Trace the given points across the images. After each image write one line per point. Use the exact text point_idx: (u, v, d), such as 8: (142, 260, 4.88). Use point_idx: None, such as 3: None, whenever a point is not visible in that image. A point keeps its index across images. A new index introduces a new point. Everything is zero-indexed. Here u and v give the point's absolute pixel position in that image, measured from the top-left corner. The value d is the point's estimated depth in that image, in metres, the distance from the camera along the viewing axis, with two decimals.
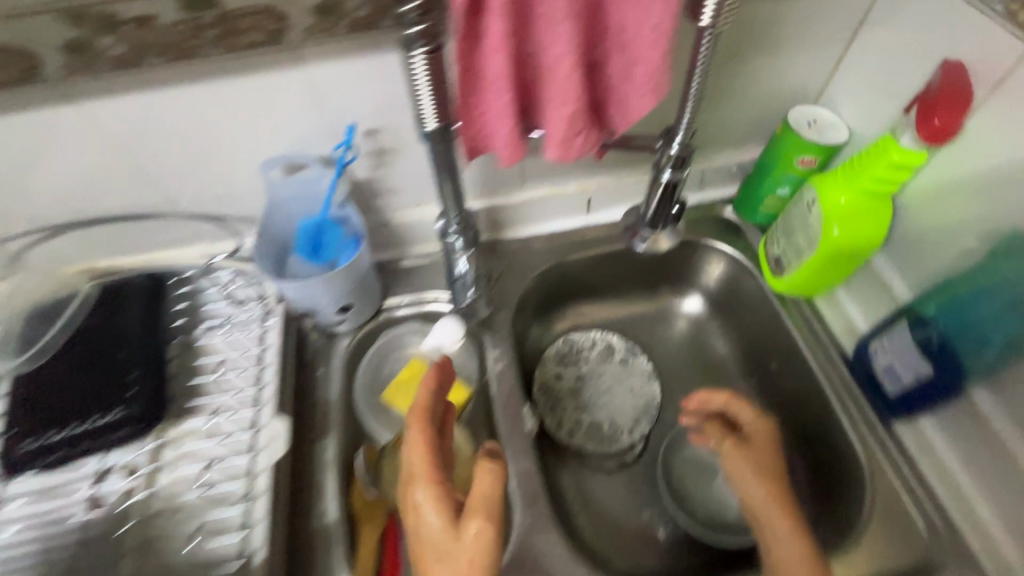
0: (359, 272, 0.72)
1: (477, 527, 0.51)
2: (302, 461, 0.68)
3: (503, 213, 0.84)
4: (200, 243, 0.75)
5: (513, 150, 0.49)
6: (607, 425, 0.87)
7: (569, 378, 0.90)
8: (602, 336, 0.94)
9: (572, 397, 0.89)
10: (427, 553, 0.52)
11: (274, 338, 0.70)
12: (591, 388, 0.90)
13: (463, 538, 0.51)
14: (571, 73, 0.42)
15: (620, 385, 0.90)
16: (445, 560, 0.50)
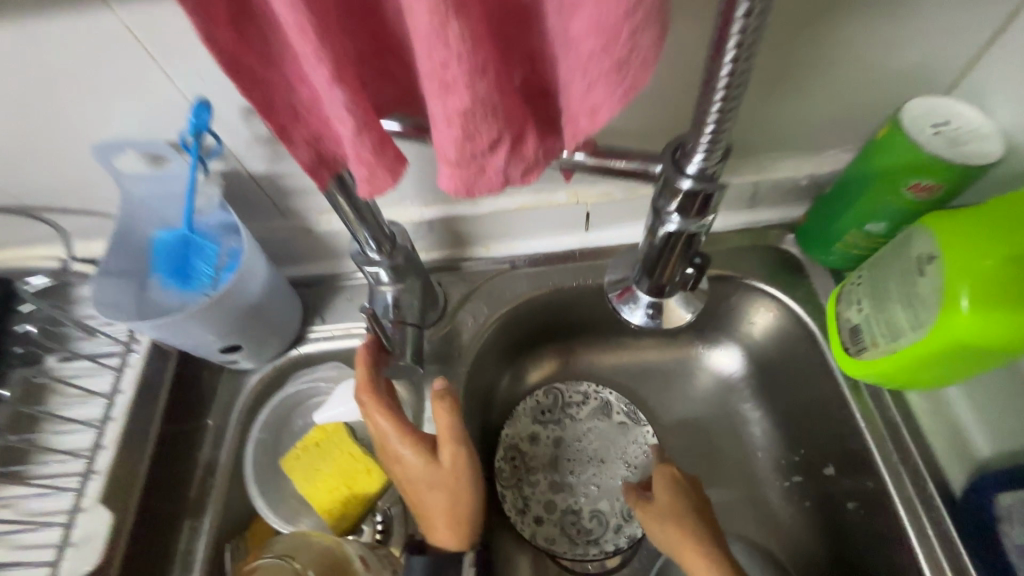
0: (247, 303, 0.53)
1: (453, 454, 0.48)
2: (154, 549, 0.52)
3: (466, 225, 0.61)
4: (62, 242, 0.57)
5: (378, 173, 0.26)
6: (587, 515, 0.64)
7: (546, 443, 0.68)
8: (597, 390, 0.71)
9: (546, 470, 0.66)
10: (414, 485, 0.49)
11: (129, 384, 0.53)
12: (572, 461, 0.67)
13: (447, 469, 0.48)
14: (438, 30, 0.20)
15: (613, 460, 0.67)
16: (437, 489, 0.49)
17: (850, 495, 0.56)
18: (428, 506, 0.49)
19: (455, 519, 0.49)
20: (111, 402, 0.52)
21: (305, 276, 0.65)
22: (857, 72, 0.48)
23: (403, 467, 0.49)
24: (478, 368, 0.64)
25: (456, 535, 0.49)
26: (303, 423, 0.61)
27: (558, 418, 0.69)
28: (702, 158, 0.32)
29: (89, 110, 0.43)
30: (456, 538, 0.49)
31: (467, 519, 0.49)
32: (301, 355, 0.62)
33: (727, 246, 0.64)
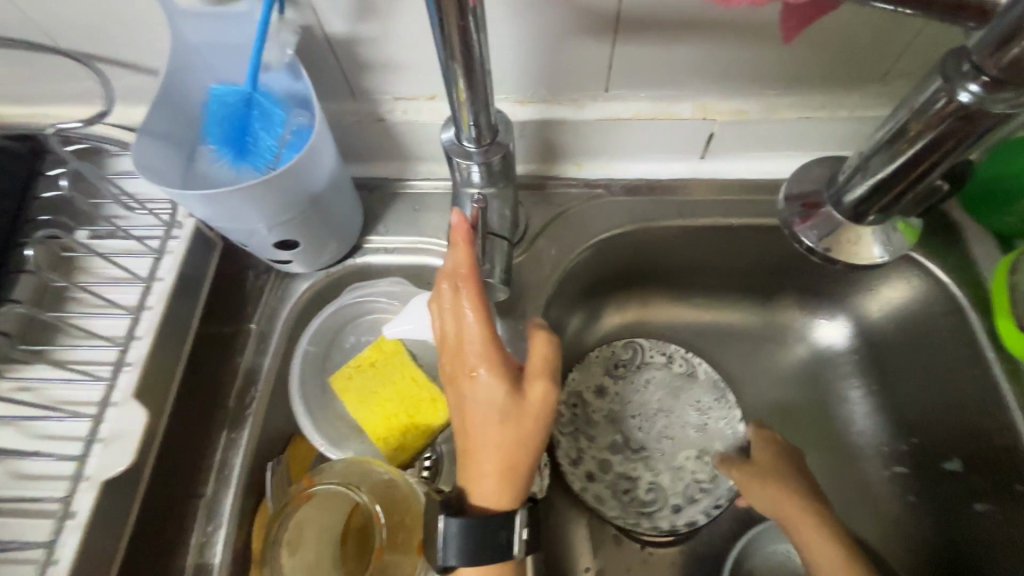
0: (310, 193, 0.45)
1: (541, 394, 0.38)
2: (190, 459, 0.46)
3: (565, 135, 0.52)
4: (95, 103, 0.48)
5: None
6: (645, 486, 0.57)
7: (615, 399, 0.60)
8: (682, 354, 0.62)
9: (610, 429, 0.59)
10: (473, 416, 0.39)
11: (170, 272, 0.46)
12: (640, 423, 0.59)
13: (526, 407, 0.38)
14: None
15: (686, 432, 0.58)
16: (500, 428, 0.38)
17: (983, 497, 0.48)
18: (480, 444, 0.39)
19: (509, 477, 0.39)
20: (149, 288, 0.45)
21: (366, 177, 0.57)
22: None
23: (470, 385, 0.39)
24: (553, 305, 0.56)
25: (501, 493, 0.39)
26: (355, 341, 0.54)
27: (633, 376, 0.61)
28: None
29: None
30: (500, 497, 0.39)
31: (520, 482, 0.39)
32: (357, 266, 0.55)
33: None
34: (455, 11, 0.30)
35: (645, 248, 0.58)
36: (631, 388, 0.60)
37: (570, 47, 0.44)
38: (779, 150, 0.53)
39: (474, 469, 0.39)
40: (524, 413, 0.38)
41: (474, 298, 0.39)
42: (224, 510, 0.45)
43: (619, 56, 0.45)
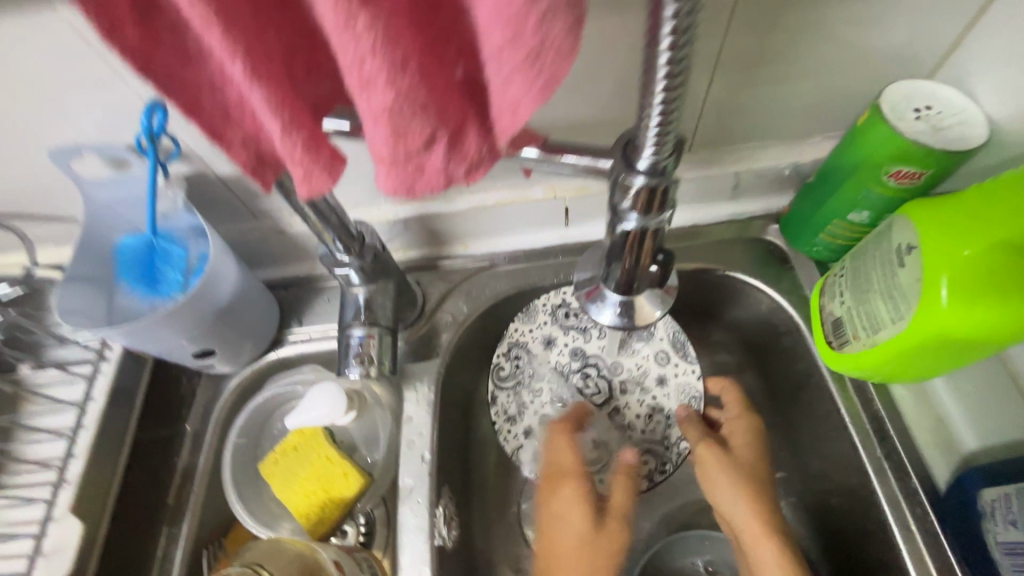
0: (216, 307, 0.52)
1: (617, 527, 0.50)
2: (130, 556, 0.51)
3: (444, 222, 0.61)
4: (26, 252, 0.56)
5: (316, 173, 0.24)
6: (589, 444, 0.59)
7: (563, 350, 0.62)
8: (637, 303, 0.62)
9: (555, 384, 0.62)
10: (558, 552, 0.49)
11: (101, 390, 0.52)
12: (589, 376, 0.61)
13: (607, 529, 0.50)
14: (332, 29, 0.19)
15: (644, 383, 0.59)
16: (588, 549, 0.49)
17: (837, 492, 0.53)
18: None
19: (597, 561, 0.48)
20: (83, 408, 0.52)
21: (282, 278, 0.64)
22: (832, 55, 0.47)
23: (564, 522, 0.51)
24: (455, 369, 0.63)
25: None
26: (283, 426, 0.60)
27: (585, 329, 0.63)
28: (653, 152, 0.26)
29: (47, 112, 0.41)
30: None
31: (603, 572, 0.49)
32: (280, 357, 0.62)
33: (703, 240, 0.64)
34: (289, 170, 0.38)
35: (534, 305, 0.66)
36: (579, 340, 0.62)
37: None
38: None
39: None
40: (605, 534, 0.50)
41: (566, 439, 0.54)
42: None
43: None
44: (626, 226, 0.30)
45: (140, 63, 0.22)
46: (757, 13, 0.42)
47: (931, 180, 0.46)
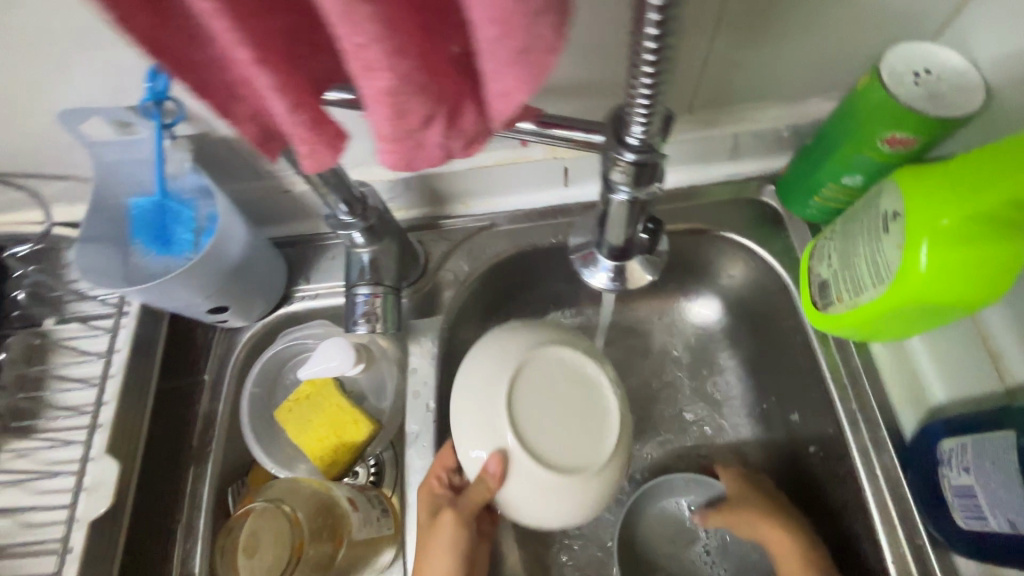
0: (227, 265, 0.54)
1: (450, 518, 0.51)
2: (162, 491, 0.56)
3: (443, 182, 0.62)
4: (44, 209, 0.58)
5: (321, 150, 0.26)
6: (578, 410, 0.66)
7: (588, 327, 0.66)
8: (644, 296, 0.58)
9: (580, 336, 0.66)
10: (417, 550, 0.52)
11: (125, 339, 0.56)
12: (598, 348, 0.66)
13: (444, 536, 0.51)
14: (346, 20, 0.20)
15: (473, 391, 0.48)
16: (427, 553, 0.51)
17: (813, 442, 0.57)
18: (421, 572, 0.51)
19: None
20: (109, 360, 0.55)
21: (287, 236, 0.66)
22: (839, 13, 0.46)
23: (421, 525, 0.53)
24: (457, 324, 0.65)
25: None
26: (294, 377, 0.63)
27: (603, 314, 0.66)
28: (641, 130, 0.27)
29: (57, 73, 0.42)
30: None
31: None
32: (290, 313, 0.65)
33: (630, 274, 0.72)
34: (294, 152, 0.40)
35: (532, 264, 0.67)
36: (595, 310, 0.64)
37: None
38: None
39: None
40: (440, 540, 0.51)
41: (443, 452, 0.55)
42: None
43: None
44: (617, 198, 0.33)
45: (157, 50, 0.23)
46: None
47: (923, 147, 0.47)
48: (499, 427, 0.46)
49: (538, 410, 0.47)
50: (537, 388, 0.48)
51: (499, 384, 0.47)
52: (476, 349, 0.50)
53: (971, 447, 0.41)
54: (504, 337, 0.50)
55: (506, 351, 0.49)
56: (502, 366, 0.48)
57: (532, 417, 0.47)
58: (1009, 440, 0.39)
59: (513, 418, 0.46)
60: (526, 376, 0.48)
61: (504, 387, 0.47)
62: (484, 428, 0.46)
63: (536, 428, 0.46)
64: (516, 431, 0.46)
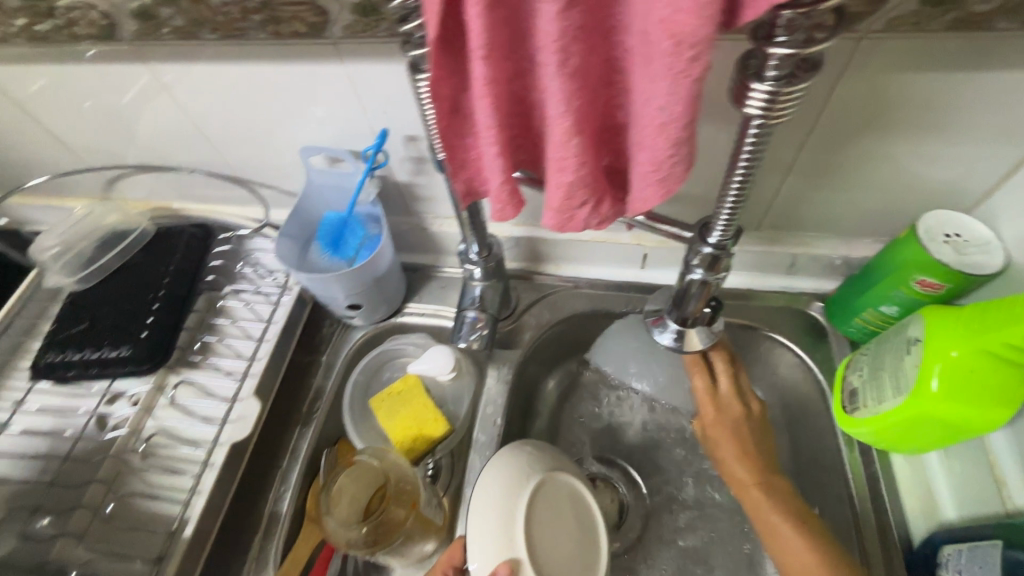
0: (374, 275, 0.70)
1: None
2: (274, 440, 0.70)
3: (545, 246, 0.77)
4: (255, 207, 0.80)
5: (506, 209, 0.41)
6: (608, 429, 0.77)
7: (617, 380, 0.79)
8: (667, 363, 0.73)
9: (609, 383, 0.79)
10: None
11: (283, 314, 0.73)
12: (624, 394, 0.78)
13: None
14: (562, 141, 0.35)
15: (492, 501, 0.52)
16: None
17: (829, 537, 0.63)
18: None
19: None
20: (268, 326, 0.72)
21: (412, 263, 0.83)
22: (889, 180, 0.59)
23: None
24: (529, 362, 0.77)
25: None
26: (389, 375, 0.76)
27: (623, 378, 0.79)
28: (719, 234, 0.41)
29: (317, 123, 0.63)
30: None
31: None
32: (398, 323, 0.80)
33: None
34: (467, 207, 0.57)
35: (600, 326, 0.80)
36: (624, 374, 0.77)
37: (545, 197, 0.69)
38: None
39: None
40: None
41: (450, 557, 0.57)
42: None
43: None
44: (692, 277, 0.46)
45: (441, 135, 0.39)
46: (827, 141, 0.56)
47: (951, 293, 0.57)
48: (513, 537, 0.51)
49: (545, 535, 0.53)
50: (548, 508, 0.54)
51: (520, 495, 0.53)
52: (499, 455, 0.56)
53: (965, 553, 0.48)
54: (529, 451, 0.56)
55: (529, 466, 0.55)
56: (524, 480, 0.54)
57: (542, 539, 0.52)
58: (996, 547, 0.46)
59: (526, 531, 0.51)
60: (541, 494, 0.54)
61: (521, 505, 0.52)
62: (499, 537, 0.51)
63: (544, 544, 0.52)
64: (527, 543, 0.51)
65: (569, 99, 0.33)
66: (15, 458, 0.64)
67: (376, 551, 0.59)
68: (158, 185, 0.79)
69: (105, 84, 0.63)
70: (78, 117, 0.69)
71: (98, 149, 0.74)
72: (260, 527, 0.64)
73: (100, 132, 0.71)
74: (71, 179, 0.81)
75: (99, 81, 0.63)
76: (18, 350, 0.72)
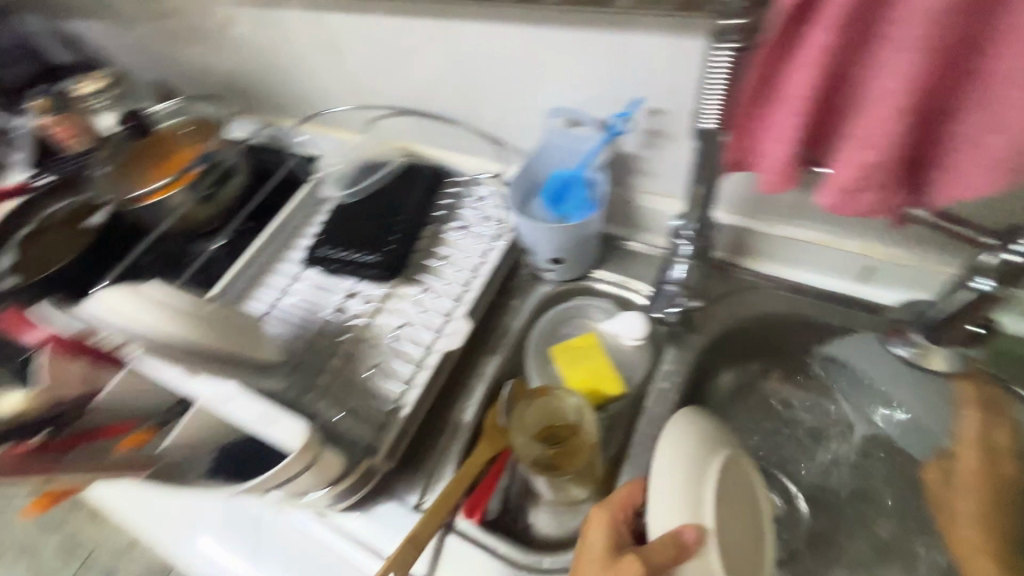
0: (584, 234, 0.76)
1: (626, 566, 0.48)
2: (469, 361, 0.80)
3: (754, 240, 0.76)
4: (479, 157, 0.91)
5: (780, 179, 0.46)
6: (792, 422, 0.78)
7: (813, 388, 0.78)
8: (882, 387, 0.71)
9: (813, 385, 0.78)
10: None
11: (496, 256, 0.82)
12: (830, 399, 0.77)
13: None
14: (881, 120, 0.39)
15: (679, 463, 0.54)
16: None
17: None
18: None
19: None
20: (481, 263, 0.81)
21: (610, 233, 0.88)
22: None
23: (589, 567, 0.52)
24: (710, 351, 0.78)
25: None
26: (567, 331, 0.82)
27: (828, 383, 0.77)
28: None
29: (573, 86, 0.69)
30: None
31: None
32: (583, 285, 0.85)
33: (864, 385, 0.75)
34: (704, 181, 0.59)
35: (795, 332, 0.77)
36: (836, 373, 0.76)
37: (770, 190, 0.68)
38: (914, 289, 0.70)
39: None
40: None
41: (623, 504, 0.57)
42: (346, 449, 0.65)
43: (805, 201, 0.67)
44: None
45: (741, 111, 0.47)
46: None
47: None
48: (698, 505, 0.52)
49: (721, 509, 0.54)
50: (727, 489, 0.55)
51: (705, 464, 0.55)
52: (680, 416, 0.58)
53: None
54: (703, 422, 0.58)
55: (708, 435, 0.57)
56: (706, 450, 0.56)
57: (720, 513, 0.53)
58: None
59: (710, 502, 0.52)
60: (721, 469, 0.55)
61: (706, 472, 0.54)
62: (684, 499, 0.52)
63: (720, 524, 0.53)
64: (710, 516, 0.52)
65: (907, 89, 0.37)
66: (278, 325, 0.80)
67: (535, 471, 0.67)
68: (406, 126, 0.94)
69: (407, 34, 0.76)
70: (370, 61, 0.84)
71: (373, 90, 0.90)
72: (447, 428, 0.75)
73: (384, 76, 0.85)
74: (341, 113, 0.99)
75: (403, 32, 0.76)
76: (290, 242, 0.91)
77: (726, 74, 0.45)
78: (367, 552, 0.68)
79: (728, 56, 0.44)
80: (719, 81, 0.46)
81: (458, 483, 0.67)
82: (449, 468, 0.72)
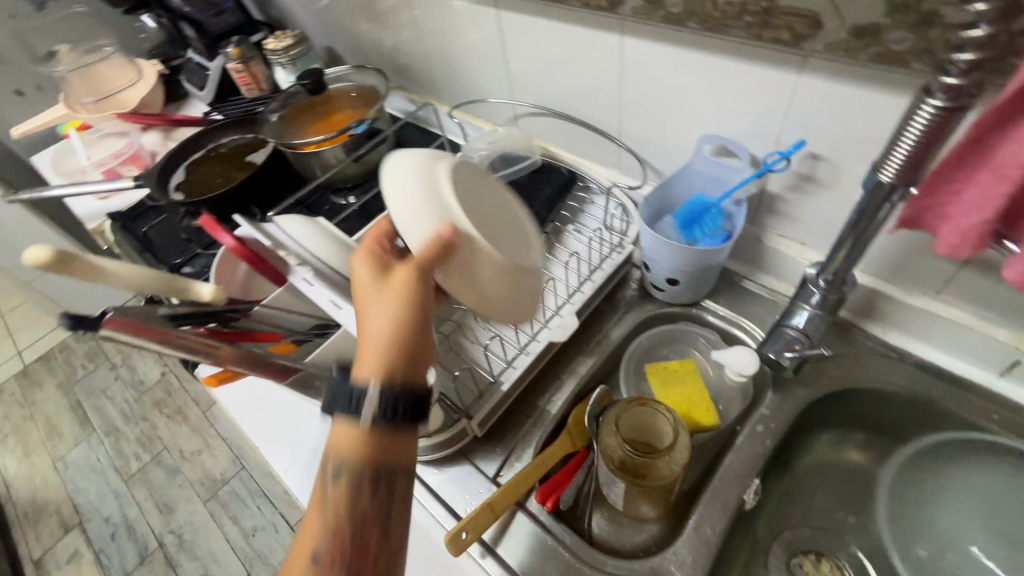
0: (708, 262, 0.76)
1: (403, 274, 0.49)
2: (566, 357, 0.83)
3: (886, 307, 0.73)
4: (614, 169, 0.95)
5: (967, 247, 0.48)
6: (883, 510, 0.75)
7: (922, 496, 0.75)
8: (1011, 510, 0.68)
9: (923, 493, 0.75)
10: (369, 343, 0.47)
11: (613, 264, 0.84)
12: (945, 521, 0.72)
13: (390, 281, 0.49)
14: None
15: (409, 167, 0.60)
16: (387, 335, 0.47)
17: None
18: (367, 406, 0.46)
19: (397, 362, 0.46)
20: (597, 268, 0.84)
21: (729, 267, 0.89)
22: None
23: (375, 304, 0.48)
24: (812, 406, 0.76)
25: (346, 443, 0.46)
26: (665, 351, 0.84)
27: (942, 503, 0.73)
28: None
29: (733, 116, 0.71)
30: (403, 428, 0.47)
31: (333, 475, 0.46)
32: (693, 312, 0.86)
33: (974, 482, 0.71)
34: (856, 234, 0.59)
35: (910, 410, 0.74)
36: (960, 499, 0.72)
37: (920, 258, 0.66)
38: None
39: (308, 516, 0.47)
40: (387, 282, 0.49)
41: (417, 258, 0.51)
42: (444, 404, 0.70)
43: (957, 277, 0.64)
44: None
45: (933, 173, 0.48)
46: None
47: None
48: (444, 202, 0.58)
49: (470, 209, 0.61)
50: (466, 190, 0.63)
51: (439, 170, 0.61)
52: (400, 151, 0.62)
53: None
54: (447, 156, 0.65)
55: (434, 157, 0.63)
56: (433, 158, 0.63)
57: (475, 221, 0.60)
58: None
59: (452, 196, 0.59)
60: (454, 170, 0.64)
61: (439, 170, 0.61)
62: (424, 204, 0.56)
63: (470, 205, 0.62)
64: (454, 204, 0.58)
65: None
66: None
67: (615, 473, 0.65)
68: (552, 127, 0.99)
69: (577, 42, 0.81)
70: (535, 61, 0.90)
71: (530, 89, 0.96)
72: (532, 414, 0.78)
73: (544, 77, 0.91)
74: (494, 104, 1.06)
75: (575, 38, 0.81)
76: None
77: (924, 124, 0.45)
78: (428, 510, 0.71)
79: (930, 109, 0.45)
80: (913, 133, 0.47)
81: (538, 465, 0.70)
82: (528, 452, 0.75)
